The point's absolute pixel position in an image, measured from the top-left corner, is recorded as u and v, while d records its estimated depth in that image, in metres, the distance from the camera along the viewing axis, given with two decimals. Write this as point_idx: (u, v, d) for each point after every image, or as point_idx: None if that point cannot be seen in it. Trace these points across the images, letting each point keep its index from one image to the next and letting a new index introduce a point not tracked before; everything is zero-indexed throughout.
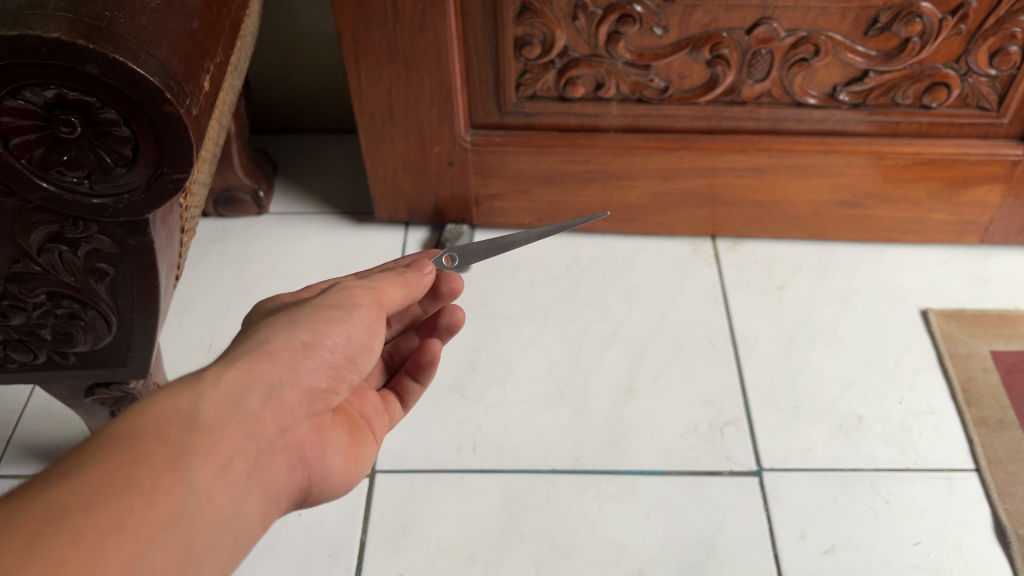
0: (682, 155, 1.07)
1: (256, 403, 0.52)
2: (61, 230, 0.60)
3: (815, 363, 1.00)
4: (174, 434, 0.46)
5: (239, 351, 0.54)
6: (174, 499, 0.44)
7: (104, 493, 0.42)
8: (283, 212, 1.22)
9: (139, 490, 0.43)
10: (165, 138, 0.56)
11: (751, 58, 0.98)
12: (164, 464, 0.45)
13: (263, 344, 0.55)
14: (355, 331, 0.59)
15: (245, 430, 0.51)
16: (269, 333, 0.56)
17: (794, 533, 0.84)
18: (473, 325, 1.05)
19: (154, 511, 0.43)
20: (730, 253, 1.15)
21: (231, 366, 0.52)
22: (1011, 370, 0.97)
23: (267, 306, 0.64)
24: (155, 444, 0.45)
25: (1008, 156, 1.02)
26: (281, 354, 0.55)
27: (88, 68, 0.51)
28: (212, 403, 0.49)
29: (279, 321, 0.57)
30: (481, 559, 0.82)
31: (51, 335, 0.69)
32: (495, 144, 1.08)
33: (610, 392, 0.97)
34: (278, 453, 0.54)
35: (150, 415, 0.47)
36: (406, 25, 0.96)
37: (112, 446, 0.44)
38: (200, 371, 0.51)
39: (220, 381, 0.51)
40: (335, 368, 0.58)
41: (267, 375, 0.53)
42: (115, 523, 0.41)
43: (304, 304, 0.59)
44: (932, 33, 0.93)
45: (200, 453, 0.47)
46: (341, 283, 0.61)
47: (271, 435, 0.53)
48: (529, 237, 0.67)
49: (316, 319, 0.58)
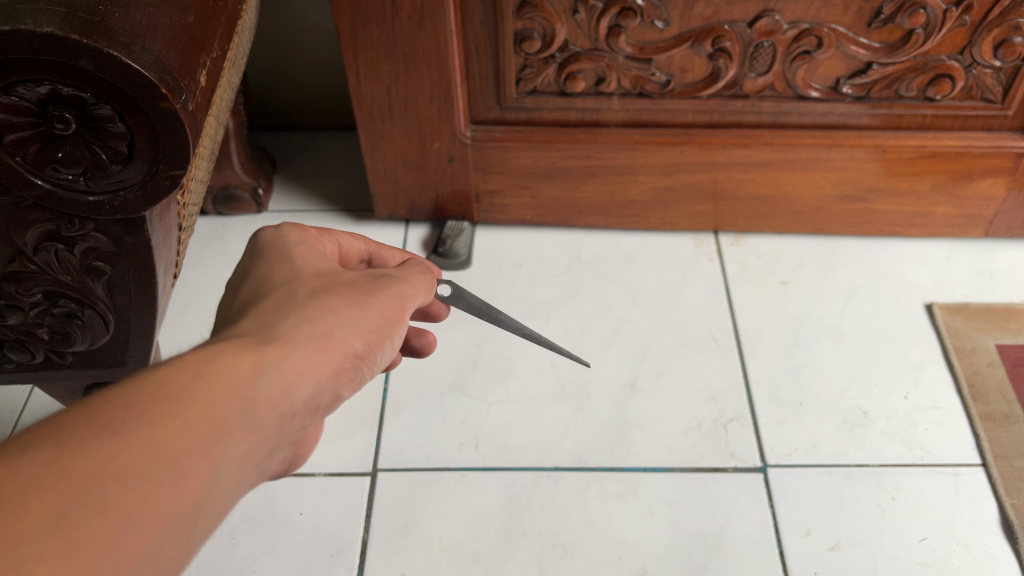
0: (684, 150, 1.06)
1: (297, 397, 0.50)
2: (56, 228, 0.60)
3: (819, 359, 0.99)
4: (219, 416, 0.44)
5: (295, 333, 0.52)
6: (202, 486, 0.42)
7: (140, 466, 0.39)
8: (283, 209, 1.21)
9: (174, 471, 0.41)
10: (160, 134, 0.55)
11: (753, 51, 0.97)
12: (203, 447, 0.42)
13: (321, 334, 0.53)
14: (391, 343, 0.59)
15: (277, 422, 0.49)
16: (329, 324, 0.54)
17: (800, 530, 0.83)
18: (474, 322, 1.04)
19: (182, 495, 0.41)
20: (732, 248, 1.14)
21: (287, 353, 0.50)
22: (1016, 364, 0.97)
23: (307, 254, 0.61)
24: (200, 422, 0.43)
25: (1013, 149, 1.02)
26: (333, 351, 0.53)
27: (80, 63, 0.51)
28: (261, 391, 0.47)
29: (340, 311, 0.55)
30: (483, 558, 0.82)
31: (48, 334, 0.68)
32: (495, 140, 1.07)
33: (612, 389, 0.96)
34: (287, 445, 0.52)
35: (202, 387, 0.44)
36: (405, 19, 0.95)
37: (158, 414, 0.42)
38: (255, 349, 0.49)
39: (274, 368, 0.49)
40: (362, 375, 0.57)
41: (315, 371, 0.52)
42: (144, 502, 0.39)
43: (364, 297, 0.57)
44: (935, 25, 0.93)
45: (235, 441, 0.45)
46: (394, 284, 0.60)
47: (293, 430, 0.51)
48: (512, 328, 0.70)
49: (372, 324, 0.56)
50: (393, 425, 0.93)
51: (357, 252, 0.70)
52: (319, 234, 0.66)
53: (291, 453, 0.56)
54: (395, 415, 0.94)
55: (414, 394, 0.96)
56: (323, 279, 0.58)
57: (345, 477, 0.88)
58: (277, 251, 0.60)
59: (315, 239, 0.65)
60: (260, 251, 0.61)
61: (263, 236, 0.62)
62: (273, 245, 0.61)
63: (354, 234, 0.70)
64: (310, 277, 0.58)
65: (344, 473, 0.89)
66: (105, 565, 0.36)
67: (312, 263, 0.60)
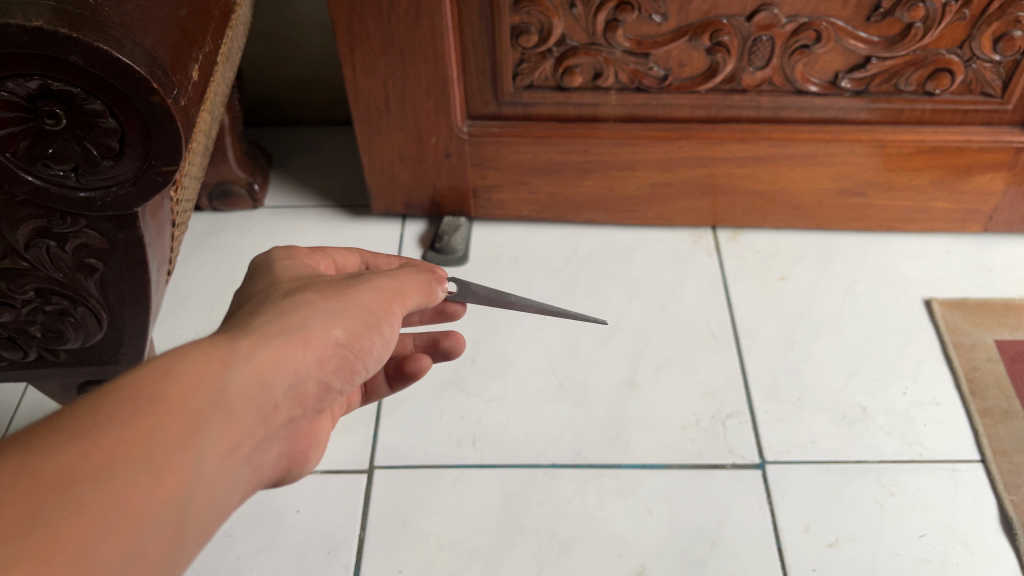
0: (682, 145, 1.06)
1: (276, 388, 0.50)
2: (48, 224, 0.59)
3: (818, 355, 0.99)
4: (194, 410, 0.44)
5: (270, 326, 0.51)
6: (182, 480, 0.42)
7: (114, 465, 0.39)
8: (278, 205, 1.20)
9: (150, 467, 0.41)
10: (152, 129, 0.54)
11: (752, 45, 0.96)
12: (179, 441, 0.42)
13: (297, 326, 0.52)
14: (376, 332, 0.58)
15: (258, 414, 0.48)
16: (306, 315, 0.53)
17: (799, 526, 0.83)
18: (470, 318, 1.04)
19: (160, 490, 0.41)
20: (731, 243, 1.13)
21: (262, 345, 0.50)
22: (1015, 360, 0.96)
23: (292, 265, 0.61)
24: (174, 417, 0.43)
25: (1012, 143, 1.01)
26: (312, 341, 0.53)
27: (70, 58, 0.50)
28: (237, 383, 0.47)
29: (316, 303, 0.55)
30: (481, 556, 0.81)
31: (40, 332, 0.67)
32: (492, 135, 1.07)
33: (610, 385, 0.96)
34: (275, 439, 0.52)
35: (174, 383, 0.44)
36: (401, 14, 0.94)
37: (129, 413, 0.41)
38: (229, 343, 0.49)
39: (250, 361, 0.48)
40: (348, 365, 0.57)
41: (294, 362, 0.51)
42: (122, 500, 0.39)
43: (343, 290, 0.57)
44: (934, 19, 0.92)
45: (213, 434, 0.45)
46: (376, 277, 0.59)
47: (278, 422, 0.51)
48: (530, 305, 0.70)
49: (353, 314, 0.56)
50: (390, 422, 0.93)
51: (353, 266, 0.70)
52: (313, 251, 0.66)
53: (283, 448, 0.56)
54: (392, 412, 0.93)
55: (411, 391, 0.95)
56: (301, 281, 0.57)
57: (342, 474, 0.88)
58: (260, 270, 0.60)
59: (307, 256, 0.65)
60: (246, 276, 0.61)
61: (251, 261, 0.62)
62: (258, 266, 0.61)
63: (349, 248, 0.70)
64: (288, 281, 0.58)
65: (341, 470, 0.88)
66: (87, 565, 0.37)
67: (293, 271, 0.60)
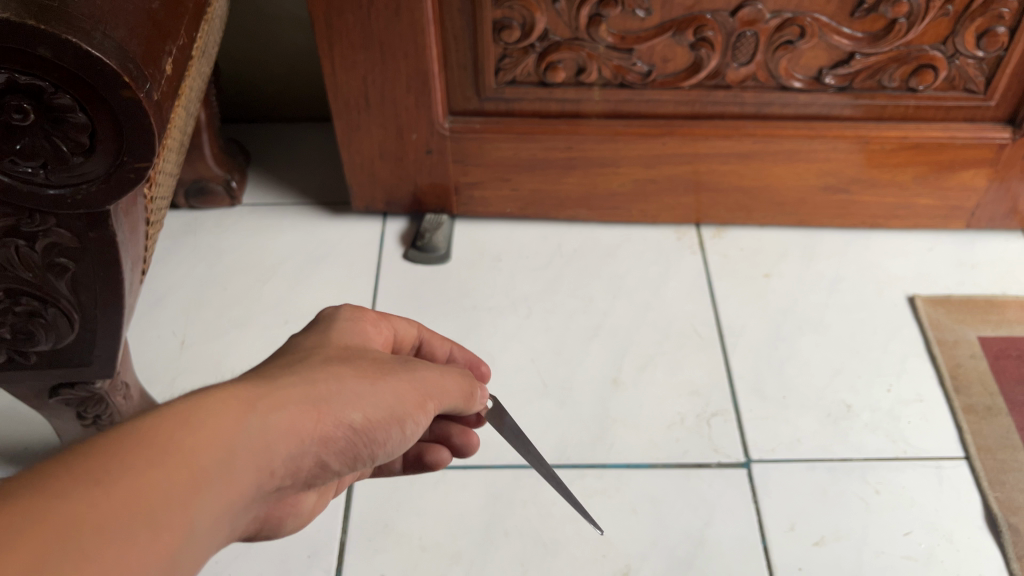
0: (666, 141, 1.05)
1: (281, 458, 0.48)
2: (16, 223, 0.57)
3: (802, 352, 0.99)
4: (202, 467, 0.43)
5: (294, 390, 0.50)
6: (176, 541, 0.40)
7: (118, 517, 0.38)
8: (256, 202, 1.18)
9: (152, 524, 0.39)
10: (124, 125, 0.52)
11: (735, 40, 0.96)
12: (182, 499, 0.41)
13: (321, 398, 0.51)
14: (396, 425, 0.56)
15: (257, 482, 0.47)
16: (332, 391, 0.52)
17: (784, 525, 0.83)
18: (454, 317, 1.02)
19: (154, 549, 0.39)
20: (715, 241, 1.13)
21: (280, 408, 0.48)
22: (998, 356, 0.97)
23: (348, 331, 0.61)
24: (182, 474, 0.41)
25: (995, 140, 1.01)
26: (329, 417, 0.51)
27: (38, 50, 0.48)
28: (247, 448, 0.46)
29: (346, 379, 0.53)
30: (464, 558, 0.80)
31: (10, 334, 0.65)
32: (473, 131, 1.05)
33: (595, 385, 0.95)
34: (262, 504, 0.50)
35: (189, 437, 0.43)
36: (381, 9, 0.92)
37: (141, 464, 0.40)
38: (252, 400, 0.47)
39: (265, 426, 0.47)
40: (357, 453, 0.55)
41: (306, 433, 0.49)
42: (117, 555, 0.37)
43: (377, 372, 0.55)
44: (918, 15, 0.92)
45: (213, 496, 0.43)
46: (413, 367, 0.58)
47: (271, 490, 0.49)
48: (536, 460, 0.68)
49: (378, 401, 0.54)
50: None
51: (410, 338, 0.69)
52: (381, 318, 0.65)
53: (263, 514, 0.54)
54: None
55: None
56: (341, 352, 0.56)
57: None
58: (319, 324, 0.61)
59: (374, 324, 0.64)
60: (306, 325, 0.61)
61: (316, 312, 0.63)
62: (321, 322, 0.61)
63: (412, 321, 0.69)
64: (332, 349, 0.57)
65: None
66: None
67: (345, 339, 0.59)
